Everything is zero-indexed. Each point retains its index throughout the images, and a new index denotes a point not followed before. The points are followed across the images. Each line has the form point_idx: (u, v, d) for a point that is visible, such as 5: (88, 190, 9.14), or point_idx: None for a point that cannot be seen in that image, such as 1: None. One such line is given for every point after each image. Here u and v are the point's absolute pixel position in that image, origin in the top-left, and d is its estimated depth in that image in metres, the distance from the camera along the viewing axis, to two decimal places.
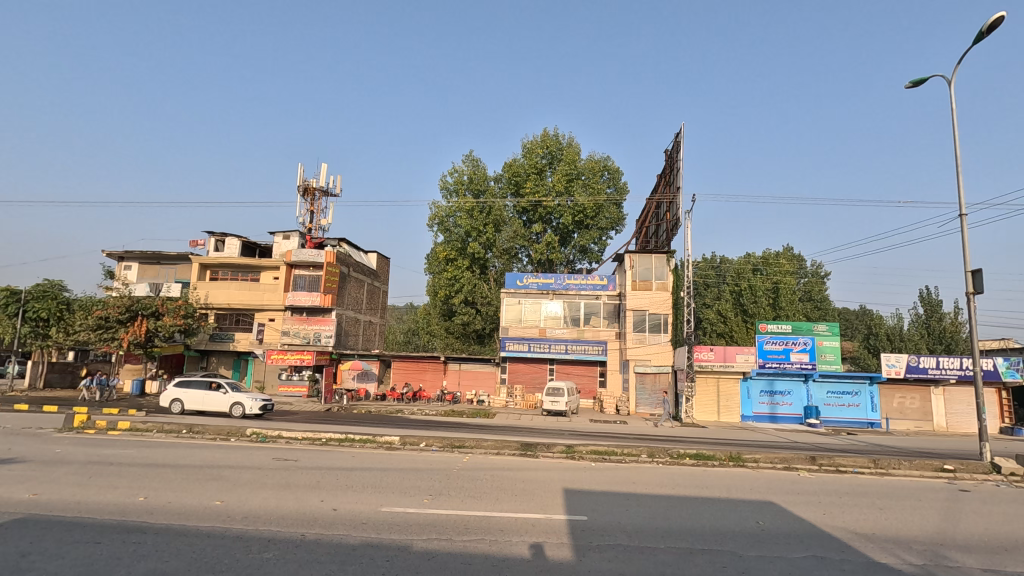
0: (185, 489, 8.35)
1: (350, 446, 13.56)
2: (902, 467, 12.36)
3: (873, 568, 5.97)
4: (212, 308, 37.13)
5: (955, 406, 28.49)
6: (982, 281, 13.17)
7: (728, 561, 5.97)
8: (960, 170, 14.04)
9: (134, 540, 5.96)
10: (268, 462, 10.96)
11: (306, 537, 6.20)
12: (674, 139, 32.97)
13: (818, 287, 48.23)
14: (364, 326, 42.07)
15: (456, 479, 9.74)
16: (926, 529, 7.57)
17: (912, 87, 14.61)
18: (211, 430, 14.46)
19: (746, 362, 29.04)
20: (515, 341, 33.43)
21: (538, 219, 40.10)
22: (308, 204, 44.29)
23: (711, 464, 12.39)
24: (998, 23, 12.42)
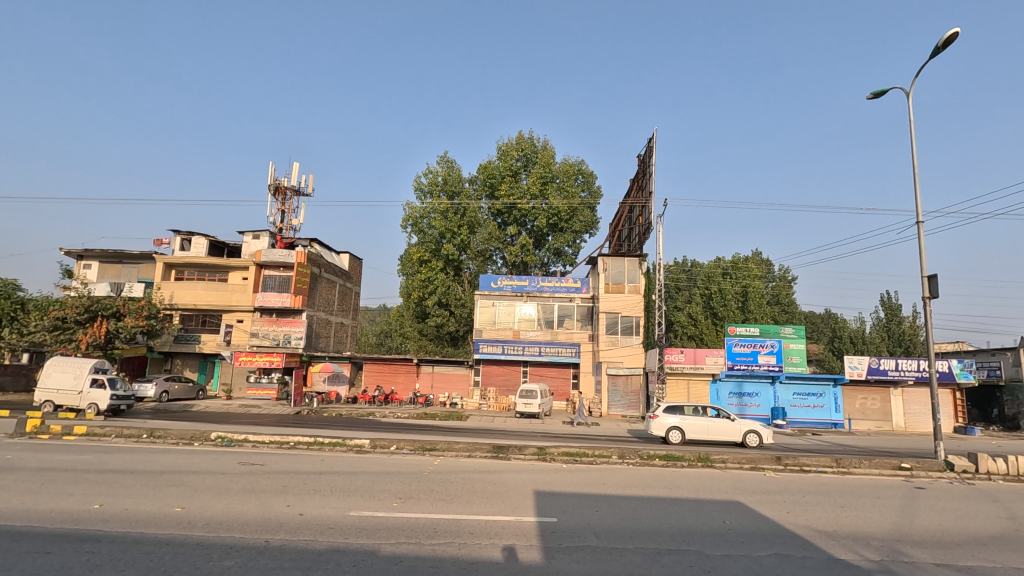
0: (144, 496, 8.07)
1: (319, 449, 13.33)
2: (862, 466, 12.74)
3: (835, 565, 6.09)
4: (176, 309, 36.04)
5: (912, 406, 29.56)
6: (938, 286, 13.70)
7: (694, 561, 6.03)
8: (918, 178, 14.62)
9: (87, 549, 5.73)
10: (234, 466, 10.67)
11: (270, 543, 6.06)
12: (647, 144, 33.48)
13: (786, 291, 49.43)
14: (335, 327, 41.48)
15: (426, 482, 9.69)
16: (885, 526, 7.80)
17: (872, 99, 15.20)
18: (173, 435, 13.99)
19: (715, 364, 29.71)
20: (489, 344, 33.34)
21: (512, 221, 40.01)
22: (279, 204, 43.44)
23: (680, 465, 12.60)
24: (953, 39, 13.01)
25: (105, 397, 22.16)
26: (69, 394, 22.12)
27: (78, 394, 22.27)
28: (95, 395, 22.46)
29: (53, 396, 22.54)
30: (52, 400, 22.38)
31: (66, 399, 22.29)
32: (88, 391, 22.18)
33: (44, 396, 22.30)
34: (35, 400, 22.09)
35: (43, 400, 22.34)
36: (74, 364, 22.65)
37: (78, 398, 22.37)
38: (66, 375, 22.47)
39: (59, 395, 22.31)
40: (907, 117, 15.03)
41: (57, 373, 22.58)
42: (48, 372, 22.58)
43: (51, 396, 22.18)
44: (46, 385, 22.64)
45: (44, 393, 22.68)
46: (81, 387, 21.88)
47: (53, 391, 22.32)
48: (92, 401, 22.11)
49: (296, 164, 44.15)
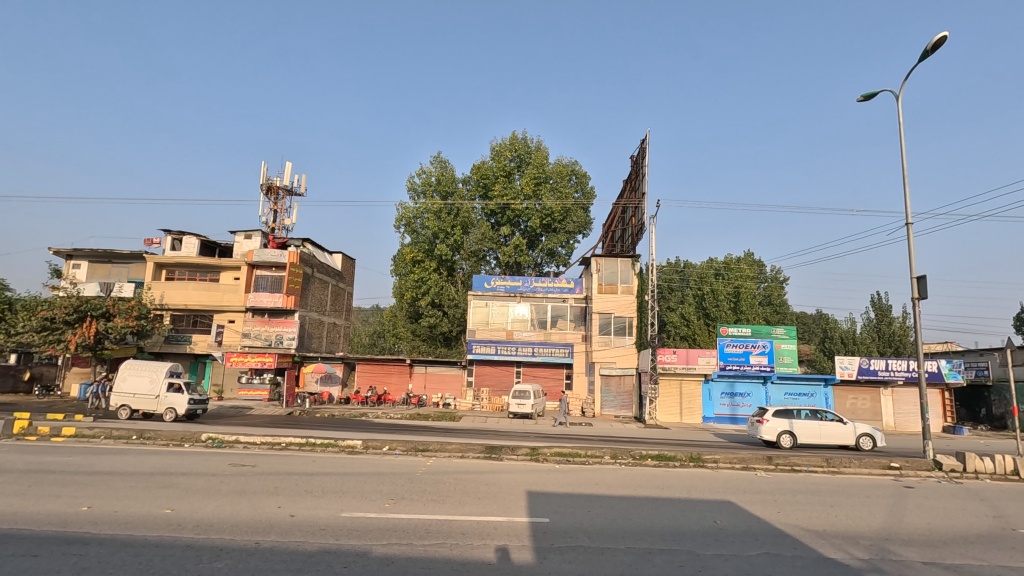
0: (134, 498, 8.01)
1: (311, 450, 13.28)
2: (852, 465, 12.88)
3: (824, 564, 6.16)
4: (167, 309, 35.78)
5: (902, 406, 29.80)
6: (927, 287, 13.84)
7: (685, 561, 6.05)
8: (907, 180, 14.76)
9: (75, 552, 5.68)
10: (224, 468, 10.59)
11: (260, 545, 6.02)
12: (640, 145, 33.62)
13: (778, 292, 49.71)
14: (328, 327, 41.30)
15: (418, 483, 9.68)
16: (876, 525, 7.87)
17: (863, 101, 15.33)
18: (163, 436, 13.89)
19: (707, 364, 29.82)
20: (482, 344, 33.30)
21: (506, 222, 39.95)
22: (272, 203, 43.23)
23: (672, 465, 12.64)
24: (941, 43, 13.15)
25: (183, 401, 21.68)
26: (148, 399, 21.49)
27: (156, 398, 21.68)
28: (173, 399, 21.85)
29: (129, 400, 21.82)
30: (128, 404, 21.71)
31: (144, 404, 21.67)
32: (166, 395, 21.61)
33: (120, 401, 21.59)
34: (113, 405, 21.38)
35: (119, 403, 21.65)
36: (149, 367, 21.98)
37: (154, 403, 21.69)
38: (142, 379, 21.74)
39: (136, 399, 21.63)
40: (896, 120, 15.19)
41: (133, 377, 21.79)
42: (122, 375, 21.79)
43: (129, 401, 21.45)
44: (120, 387, 21.89)
45: (119, 396, 21.87)
46: (161, 392, 21.32)
47: (129, 395, 21.59)
48: (170, 405, 21.60)
49: (289, 164, 43.94)
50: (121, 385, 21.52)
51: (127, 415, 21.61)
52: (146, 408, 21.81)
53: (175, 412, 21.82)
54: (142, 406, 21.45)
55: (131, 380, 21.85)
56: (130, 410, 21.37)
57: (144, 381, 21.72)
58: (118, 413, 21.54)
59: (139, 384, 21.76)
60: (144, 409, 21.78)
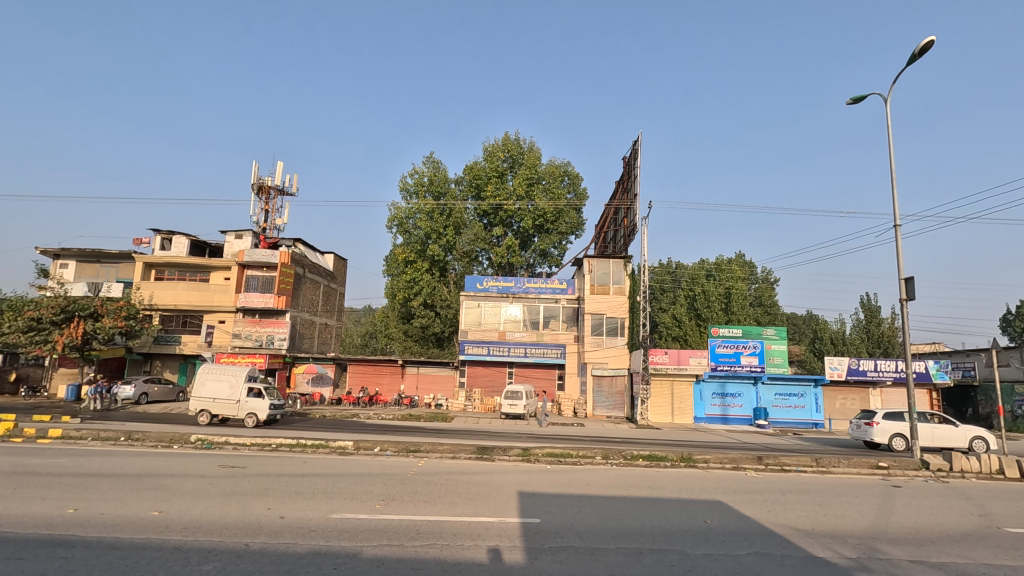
0: (122, 500, 7.91)
1: (301, 451, 13.22)
2: (841, 465, 13.02)
3: (812, 563, 6.21)
4: (156, 309, 35.44)
5: (891, 406, 30.08)
6: (914, 288, 14.00)
7: (675, 561, 6.07)
8: (896, 182, 14.93)
9: (60, 555, 5.61)
10: (213, 469, 10.53)
11: (249, 547, 5.99)
12: (632, 147, 33.76)
13: (769, 293, 50.03)
14: (319, 328, 41.11)
15: (409, 484, 9.64)
16: (864, 524, 7.94)
17: (852, 103, 15.48)
18: (151, 438, 13.75)
19: (698, 365, 29.96)
20: (474, 345, 33.24)
21: (498, 223, 39.90)
22: (263, 203, 42.96)
23: (663, 465, 12.70)
24: (929, 47, 13.31)
25: (263, 406, 20.85)
26: (227, 404, 20.78)
27: (236, 403, 20.91)
28: (252, 404, 21.08)
29: (208, 406, 21.07)
30: (208, 409, 21.03)
31: (223, 409, 20.96)
32: (246, 400, 20.86)
33: (199, 405, 20.97)
34: (192, 410, 20.72)
35: (200, 408, 21.02)
36: (227, 370, 21.31)
37: (234, 408, 20.93)
38: (221, 383, 21.03)
39: (215, 404, 20.94)
40: (885, 122, 15.35)
41: (211, 382, 21.12)
42: (201, 380, 21.13)
43: (208, 406, 20.78)
44: (201, 392, 21.26)
45: (200, 401, 21.10)
46: (241, 397, 20.60)
47: (208, 400, 20.92)
48: (251, 410, 20.79)
49: (280, 164, 43.69)
50: (201, 389, 20.90)
51: (207, 421, 20.92)
52: (226, 413, 21.06)
53: (257, 417, 20.95)
54: (222, 411, 20.75)
55: (210, 384, 21.15)
56: (209, 415, 20.69)
57: (224, 385, 21.05)
58: (198, 418, 20.88)
59: (218, 389, 21.06)
60: (223, 414, 21.03)
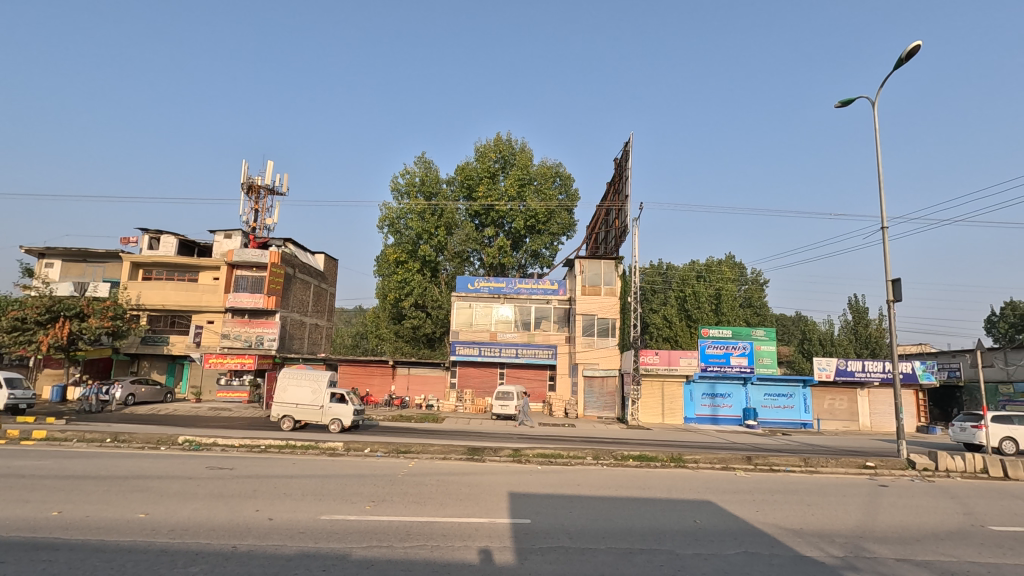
0: (107, 503, 7.81)
1: (290, 452, 13.13)
2: (829, 465, 13.16)
3: (799, 562, 6.26)
4: (143, 309, 35.06)
5: (879, 406, 30.39)
6: (901, 290, 14.15)
7: (664, 561, 6.09)
8: (882, 184, 15.12)
9: (44, 558, 5.52)
10: (201, 471, 10.42)
11: (237, 549, 5.93)
12: (623, 148, 33.90)
13: (758, 294, 50.40)
14: (309, 328, 40.85)
15: (400, 485, 9.60)
16: (851, 524, 8.01)
17: (840, 107, 15.65)
18: (139, 439, 13.60)
19: (689, 365, 30.08)
20: (465, 346, 33.17)
21: (490, 223, 39.86)
22: (253, 202, 42.65)
23: (653, 465, 12.74)
24: (916, 51, 13.48)
25: (347, 411, 20.31)
26: (311, 410, 20.27)
27: (320, 408, 20.40)
28: (336, 409, 20.55)
29: (291, 412, 20.56)
30: (291, 414, 20.51)
31: (307, 415, 20.46)
32: (329, 405, 20.37)
33: (282, 412, 20.46)
34: (275, 415, 20.22)
35: (282, 414, 20.53)
36: (308, 375, 20.83)
37: (318, 414, 20.38)
38: (303, 389, 20.55)
39: (298, 409, 20.44)
40: (872, 126, 15.52)
41: (293, 388, 20.63)
42: (283, 385, 20.66)
43: (291, 412, 20.28)
44: (283, 398, 20.81)
45: (282, 407, 20.59)
46: (325, 402, 20.11)
47: (291, 405, 20.42)
48: (335, 416, 20.24)
49: (271, 163, 43.37)
50: (285, 395, 20.43)
51: (290, 426, 20.40)
52: (309, 419, 20.52)
53: (341, 422, 20.39)
54: (306, 417, 20.22)
55: (293, 389, 20.67)
56: (293, 420, 20.19)
57: (306, 390, 20.57)
58: (281, 424, 20.37)
59: (301, 394, 20.56)
60: (307, 420, 20.51)
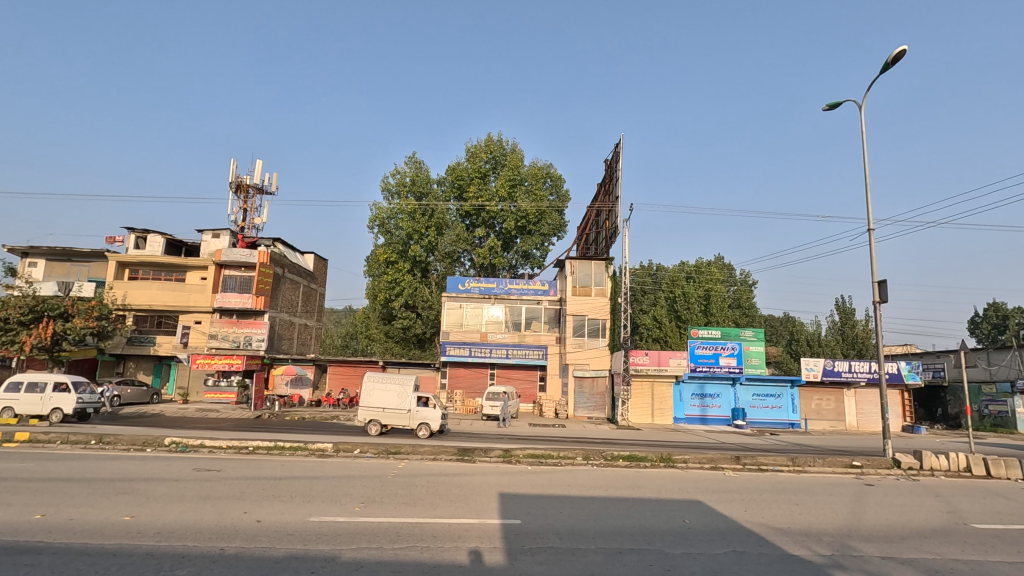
0: (92, 506, 7.70)
1: (279, 454, 13.03)
2: (816, 464, 13.32)
3: (786, 560, 6.32)
4: (130, 309, 34.65)
5: (865, 406, 30.75)
6: (887, 291, 14.33)
7: (654, 560, 6.12)
8: (868, 186, 15.30)
9: (27, 561, 5.44)
10: (188, 473, 10.30)
11: (225, 551, 5.89)
12: (614, 150, 34.01)
13: (746, 295, 50.83)
14: (299, 329, 40.53)
15: (389, 486, 9.55)
16: (837, 522, 8.09)
17: (828, 110, 15.83)
18: (124, 441, 13.45)
19: (678, 366, 30.24)
20: (456, 346, 33.15)
21: (481, 223, 39.83)
22: (241, 201, 42.28)
23: (643, 465, 12.80)
24: (901, 56, 13.67)
25: (436, 415, 19.75)
26: (398, 414, 19.72)
27: (407, 412, 19.86)
28: (423, 414, 19.95)
29: (378, 416, 20.01)
30: (377, 419, 19.98)
31: (394, 419, 19.93)
32: (417, 409, 19.79)
33: (368, 416, 19.92)
34: (363, 420, 19.72)
35: (369, 418, 20.06)
36: (394, 379, 20.32)
37: (405, 418, 19.81)
38: (390, 392, 20.03)
39: (385, 414, 19.93)
40: (859, 129, 15.70)
41: (379, 391, 20.10)
42: (369, 389, 20.16)
43: (379, 416, 19.76)
44: (368, 402, 20.35)
45: (368, 412, 20.05)
46: (414, 406, 19.57)
47: (378, 410, 19.88)
48: (423, 420, 19.61)
49: (259, 162, 43.02)
50: (373, 400, 19.90)
51: (377, 431, 19.90)
52: (396, 423, 19.98)
53: (429, 427, 19.77)
54: (394, 422, 19.68)
55: (379, 393, 20.15)
56: (382, 425, 19.69)
57: (394, 394, 20.05)
58: (368, 428, 19.88)
59: (388, 398, 20.04)
60: (394, 424, 19.94)
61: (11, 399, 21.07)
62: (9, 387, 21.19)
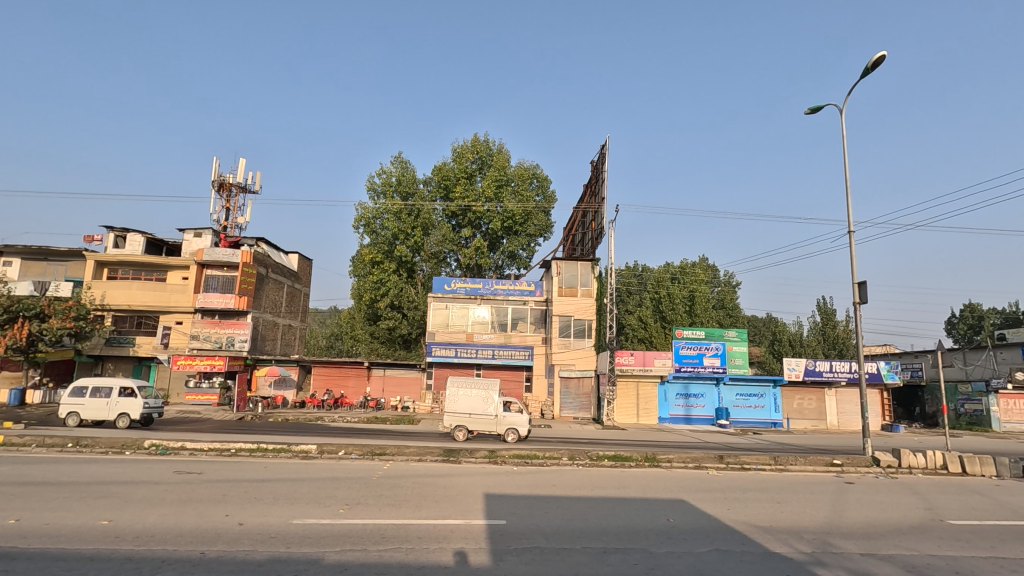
0: (69, 510, 7.53)
1: (262, 456, 12.88)
2: (798, 463, 13.48)
3: (768, 558, 6.40)
4: (109, 310, 34.02)
5: (845, 405, 31.24)
6: (867, 292, 14.58)
7: (640, 559, 6.16)
8: (849, 189, 15.54)
9: (0, 568, 5.30)
10: (168, 476, 10.13)
11: (206, 555, 5.79)
12: (600, 151, 34.15)
13: (730, 295, 51.42)
14: (282, 329, 40.11)
15: (374, 487, 9.50)
16: (819, 520, 8.22)
17: (810, 114, 16.06)
18: (102, 444, 13.18)
19: (663, 366, 30.45)
20: (441, 347, 33.01)
21: (467, 224, 39.80)
22: (224, 200, 41.72)
23: (628, 465, 12.87)
24: (880, 61, 13.93)
25: (523, 420, 20.17)
26: (485, 421, 20.03)
27: (495, 418, 20.25)
28: (510, 419, 20.26)
29: (465, 421, 20.29)
30: (464, 425, 20.26)
31: (480, 425, 20.19)
32: (504, 416, 20.07)
33: (455, 422, 20.19)
34: (452, 427, 20.03)
35: (455, 424, 20.32)
36: (479, 385, 20.52)
37: (493, 424, 20.12)
38: (476, 399, 20.21)
39: (471, 420, 20.22)
40: (840, 132, 15.95)
41: (465, 397, 20.32)
42: (455, 395, 20.43)
43: (467, 423, 20.06)
44: (453, 408, 20.50)
45: (455, 417, 20.27)
46: (503, 413, 19.96)
47: (466, 416, 20.24)
48: (511, 427, 20.00)
49: (242, 161, 42.49)
50: (461, 407, 20.25)
51: (464, 436, 20.22)
52: (483, 428, 20.36)
53: (517, 432, 20.23)
54: (483, 428, 20.04)
55: (468, 399, 20.42)
56: (471, 432, 20.02)
57: (481, 401, 20.33)
58: (457, 434, 20.17)
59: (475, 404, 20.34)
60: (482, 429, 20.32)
61: (77, 404, 20.50)
62: (75, 391, 20.64)
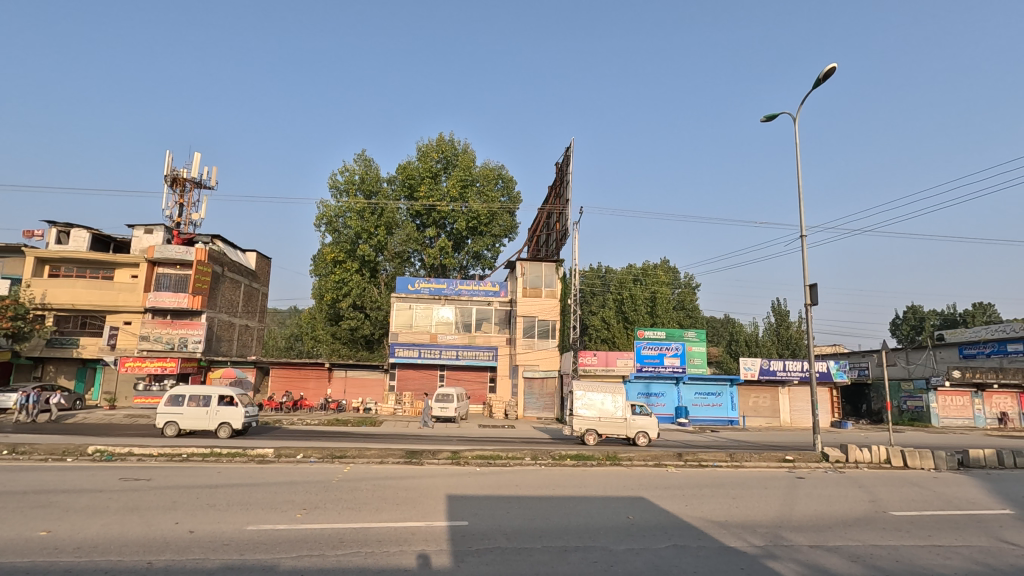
0: (2, 520, 7.10)
1: (215, 460, 12.46)
2: (752, 459, 13.95)
3: (723, 552, 6.58)
4: (50, 309, 32.28)
5: (797, 403, 32.42)
6: (817, 294, 15.18)
7: (599, 557, 6.23)
8: (802, 195, 16.16)
9: None
10: (113, 483, 9.66)
11: (152, 565, 5.56)
12: (565, 153, 34.48)
13: (690, 297, 52.66)
14: (239, 330, 38.85)
15: (334, 491, 9.30)
16: (771, 514, 8.51)
17: (765, 121, 16.63)
18: (41, 450, 12.52)
19: (625, 366, 30.96)
20: (404, 347, 32.65)
21: (431, 223, 39.56)
22: (177, 196, 40.18)
23: (589, 464, 12.99)
24: (831, 73, 14.53)
25: (653, 423, 20.36)
26: (616, 423, 20.15)
27: (624, 420, 20.43)
28: (639, 422, 20.43)
29: (595, 425, 20.22)
30: (595, 428, 20.23)
31: (610, 427, 20.26)
32: (634, 419, 20.26)
33: (587, 425, 20.18)
34: (584, 431, 20.02)
35: (585, 427, 20.26)
36: (606, 387, 20.62)
37: (620, 425, 20.24)
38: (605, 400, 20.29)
39: (602, 423, 20.19)
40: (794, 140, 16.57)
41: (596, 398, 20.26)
42: (582, 398, 20.38)
43: (597, 424, 20.07)
44: (580, 412, 20.51)
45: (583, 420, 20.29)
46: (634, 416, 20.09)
47: (596, 419, 20.25)
48: (640, 429, 20.22)
49: (197, 155, 40.99)
50: (589, 411, 19.89)
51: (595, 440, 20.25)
52: (612, 431, 20.43)
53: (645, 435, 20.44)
54: (615, 431, 20.15)
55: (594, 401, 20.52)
56: (602, 434, 20.01)
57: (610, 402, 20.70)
58: (588, 438, 20.25)
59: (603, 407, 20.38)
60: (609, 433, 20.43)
61: (175, 413, 19.36)
62: (171, 400, 19.49)
